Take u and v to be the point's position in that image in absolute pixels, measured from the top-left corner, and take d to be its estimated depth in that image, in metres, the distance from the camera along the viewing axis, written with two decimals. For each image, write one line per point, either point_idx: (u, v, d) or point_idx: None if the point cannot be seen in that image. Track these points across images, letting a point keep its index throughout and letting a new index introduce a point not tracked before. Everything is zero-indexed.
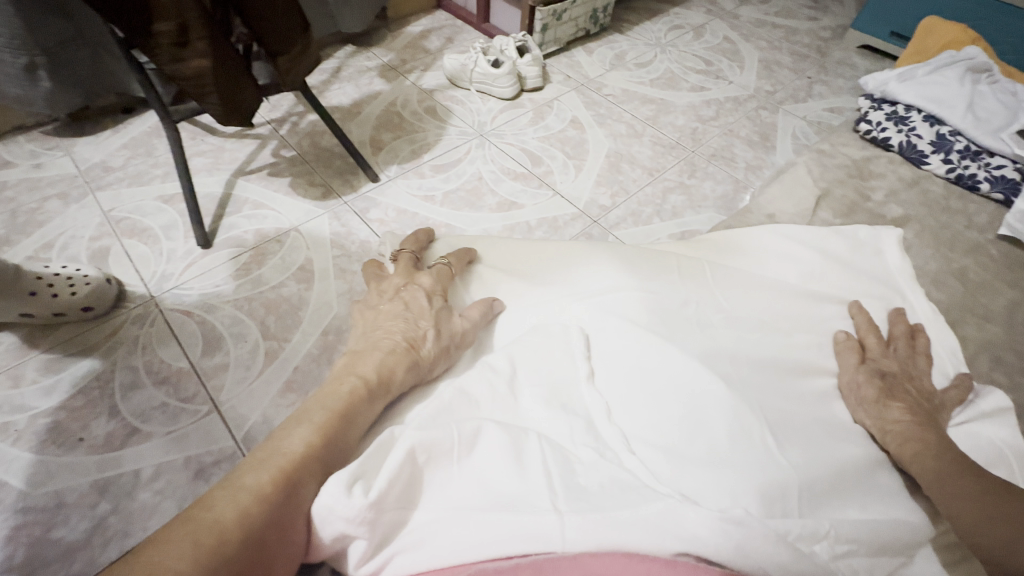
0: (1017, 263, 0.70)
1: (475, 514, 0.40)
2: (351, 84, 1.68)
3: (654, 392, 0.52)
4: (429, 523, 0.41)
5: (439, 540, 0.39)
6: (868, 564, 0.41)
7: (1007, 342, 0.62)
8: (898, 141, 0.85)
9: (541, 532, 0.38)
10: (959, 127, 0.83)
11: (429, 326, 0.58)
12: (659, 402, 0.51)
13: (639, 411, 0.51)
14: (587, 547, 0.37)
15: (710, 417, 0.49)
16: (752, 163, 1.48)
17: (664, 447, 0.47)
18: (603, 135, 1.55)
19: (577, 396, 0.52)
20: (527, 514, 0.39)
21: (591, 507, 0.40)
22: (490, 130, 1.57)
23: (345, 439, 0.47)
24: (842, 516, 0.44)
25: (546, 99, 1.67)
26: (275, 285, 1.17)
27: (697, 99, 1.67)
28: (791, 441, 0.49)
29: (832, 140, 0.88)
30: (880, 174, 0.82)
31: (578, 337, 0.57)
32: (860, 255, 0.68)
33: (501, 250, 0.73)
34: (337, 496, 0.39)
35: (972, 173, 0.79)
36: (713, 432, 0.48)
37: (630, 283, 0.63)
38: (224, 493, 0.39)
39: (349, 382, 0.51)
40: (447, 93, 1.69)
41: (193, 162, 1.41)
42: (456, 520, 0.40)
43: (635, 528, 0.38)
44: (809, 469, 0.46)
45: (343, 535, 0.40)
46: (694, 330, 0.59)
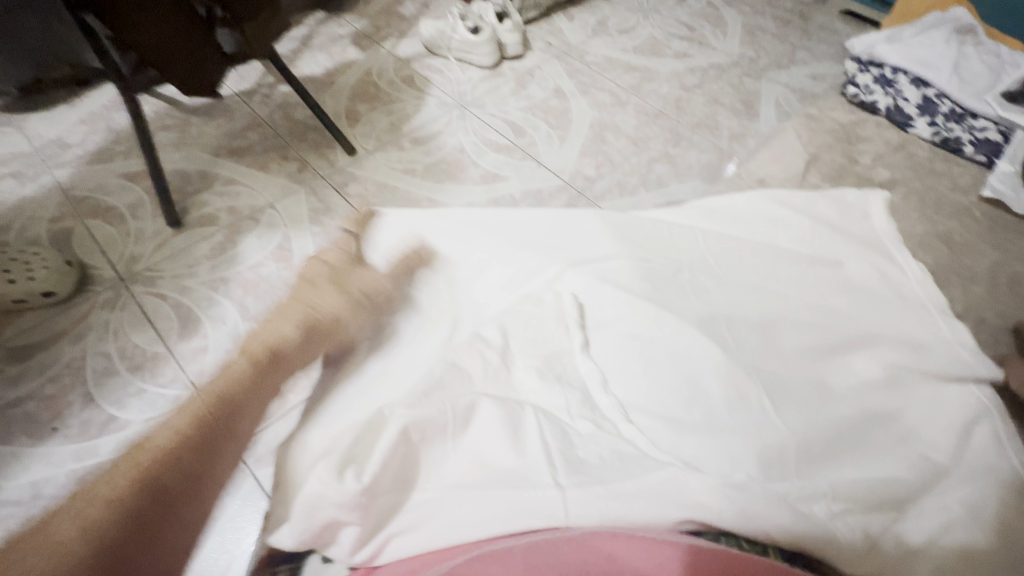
0: (999, 224, 0.71)
1: (473, 491, 0.40)
2: (323, 53, 1.60)
3: (652, 360, 0.51)
4: (428, 502, 0.40)
5: (439, 519, 0.39)
6: (863, 519, 0.42)
7: (989, 302, 0.64)
8: (885, 104, 0.84)
9: (544, 507, 0.38)
10: (945, 89, 0.83)
11: (326, 297, 0.57)
12: (656, 370, 0.50)
13: (638, 380, 0.50)
14: (591, 522, 0.37)
15: (708, 381, 0.49)
16: (736, 132, 1.47)
17: (664, 415, 0.47)
18: (587, 105, 1.52)
19: (573, 366, 0.52)
20: (528, 488, 0.39)
21: (594, 480, 0.39)
22: (471, 100, 1.52)
23: (220, 426, 0.46)
24: (841, 474, 0.44)
25: (528, 68, 1.61)
26: (252, 264, 1.13)
27: (681, 66, 1.63)
28: (788, 405, 0.49)
29: (819, 104, 0.87)
30: (867, 137, 0.81)
31: (572, 307, 0.56)
32: (848, 219, 0.68)
33: (483, 212, 0.69)
34: (328, 483, 0.37)
35: (956, 136, 0.79)
36: (711, 397, 0.48)
37: (624, 252, 0.62)
38: (67, 508, 0.40)
39: (226, 371, 0.50)
40: (425, 62, 1.62)
41: (157, 137, 1.34)
42: (455, 498, 0.39)
43: (640, 501, 0.38)
44: (807, 428, 0.47)
45: (333, 523, 0.38)
46: (690, 297, 0.58)
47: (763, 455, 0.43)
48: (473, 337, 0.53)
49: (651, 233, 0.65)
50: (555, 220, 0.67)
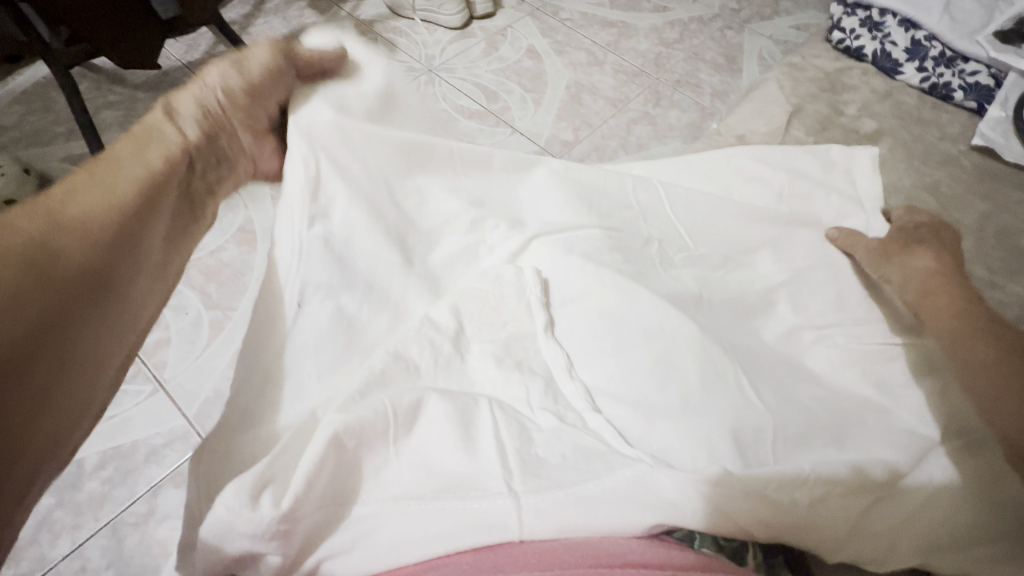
0: (989, 173, 0.67)
1: (418, 504, 0.37)
2: (278, 19, 1.49)
3: (619, 340, 0.48)
4: (373, 515, 0.37)
5: (385, 533, 0.36)
6: (846, 501, 0.39)
7: (979, 255, 0.61)
8: (872, 49, 0.79)
9: (494, 518, 0.35)
10: (935, 31, 0.78)
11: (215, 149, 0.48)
12: (625, 351, 0.47)
13: (606, 360, 0.47)
14: (549, 535, 0.35)
15: (681, 357, 0.46)
16: (718, 89, 1.40)
17: (633, 399, 0.45)
18: (563, 65, 1.43)
19: (536, 349, 0.49)
20: (477, 497, 0.36)
21: (551, 484, 0.37)
22: (439, 64, 1.43)
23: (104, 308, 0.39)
24: (824, 456, 0.42)
25: (499, 27, 1.51)
26: (211, 249, 1.07)
27: (660, 21, 1.54)
28: (763, 383, 0.47)
29: (803, 52, 0.82)
30: (853, 86, 0.76)
31: (534, 283, 0.52)
32: (831, 174, 0.64)
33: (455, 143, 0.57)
34: (239, 510, 0.34)
35: (946, 82, 0.74)
36: (684, 374, 0.45)
37: (593, 223, 0.57)
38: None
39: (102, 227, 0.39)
40: (388, 25, 1.51)
41: (102, 117, 1.24)
42: (399, 512, 0.37)
43: (601, 508, 0.35)
44: (782, 409, 0.45)
45: (252, 550, 0.35)
46: (660, 273, 0.54)
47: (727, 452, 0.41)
48: (422, 318, 0.48)
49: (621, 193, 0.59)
50: (528, 177, 0.60)
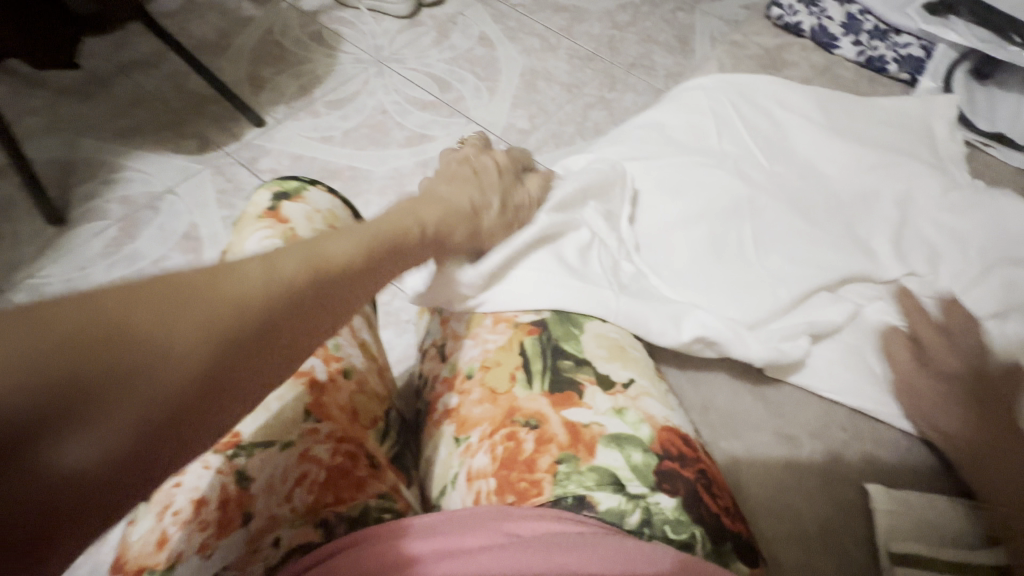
0: (938, 141, 0.66)
1: (562, 283, 0.47)
2: (214, 12, 1.41)
3: (709, 213, 0.56)
4: (522, 276, 0.48)
5: (527, 293, 0.47)
6: (837, 314, 0.52)
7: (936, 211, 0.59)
8: (810, 25, 0.80)
9: (597, 300, 0.47)
10: (868, 5, 0.79)
11: None
12: (720, 239, 0.55)
13: (685, 242, 0.55)
14: (638, 322, 0.48)
15: (779, 240, 0.55)
16: (673, 71, 1.37)
17: (704, 258, 0.54)
18: (516, 51, 1.39)
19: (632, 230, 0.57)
20: (593, 285, 0.48)
21: (632, 296, 0.49)
22: (389, 55, 1.37)
23: None
24: (821, 308, 0.52)
25: (449, 14, 1.46)
26: (156, 260, 1.01)
27: (612, 4, 1.49)
28: (814, 248, 0.55)
29: (744, 29, 0.82)
30: (794, 62, 0.77)
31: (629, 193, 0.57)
32: (773, 139, 0.63)
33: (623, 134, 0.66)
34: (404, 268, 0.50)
35: (880, 55, 0.76)
36: (779, 248, 0.55)
37: (670, 179, 0.59)
38: None
39: None
40: (333, 15, 1.43)
41: (24, 123, 1.15)
42: (538, 285, 0.47)
43: (649, 317, 0.49)
44: (835, 283, 0.54)
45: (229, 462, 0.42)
46: (709, 213, 0.56)
47: (782, 258, 0.54)
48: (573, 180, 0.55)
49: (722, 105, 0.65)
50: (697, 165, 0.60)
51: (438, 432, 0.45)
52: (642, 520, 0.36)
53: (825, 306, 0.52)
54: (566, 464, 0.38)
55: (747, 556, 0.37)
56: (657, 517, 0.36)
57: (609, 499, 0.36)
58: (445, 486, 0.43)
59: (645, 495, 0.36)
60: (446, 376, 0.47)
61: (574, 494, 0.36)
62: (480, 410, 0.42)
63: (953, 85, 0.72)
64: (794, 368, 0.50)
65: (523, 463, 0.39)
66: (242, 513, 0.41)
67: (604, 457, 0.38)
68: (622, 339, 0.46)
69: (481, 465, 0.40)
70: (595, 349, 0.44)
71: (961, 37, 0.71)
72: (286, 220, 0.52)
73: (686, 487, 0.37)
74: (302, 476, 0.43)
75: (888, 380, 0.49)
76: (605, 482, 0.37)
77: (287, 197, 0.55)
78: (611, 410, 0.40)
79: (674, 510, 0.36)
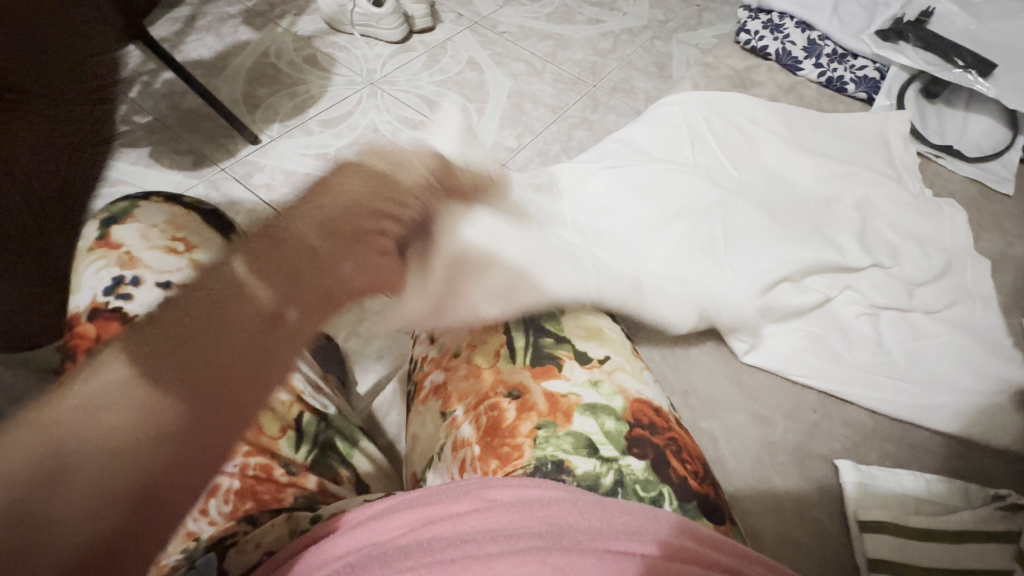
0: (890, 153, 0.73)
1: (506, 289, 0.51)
2: (211, 36, 1.45)
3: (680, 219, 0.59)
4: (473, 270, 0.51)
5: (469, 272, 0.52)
6: (803, 307, 0.56)
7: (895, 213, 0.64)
8: (775, 48, 0.86)
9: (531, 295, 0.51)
10: (828, 31, 0.86)
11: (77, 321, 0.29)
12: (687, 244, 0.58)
13: (661, 238, 0.58)
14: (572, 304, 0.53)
15: (744, 241, 0.59)
16: (653, 95, 1.43)
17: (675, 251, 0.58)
18: (503, 75, 1.40)
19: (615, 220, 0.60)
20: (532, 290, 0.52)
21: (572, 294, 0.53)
22: (381, 77, 1.38)
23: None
24: (786, 300, 0.56)
25: (439, 40, 1.47)
26: None
27: (594, 32, 1.55)
28: (787, 245, 0.59)
29: (716, 52, 0.89)
30: (761, 82, 0.83)
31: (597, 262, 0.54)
32: (743, 145, 0.69)
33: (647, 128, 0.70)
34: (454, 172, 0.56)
35: (840, 76, 0.82)
36: (744, 247, 0.59)
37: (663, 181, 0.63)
38: None
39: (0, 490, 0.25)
40: (328, 40, 1.46)
41: None
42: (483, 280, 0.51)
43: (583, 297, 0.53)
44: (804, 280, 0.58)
45: None
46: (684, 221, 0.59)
47: (751, 260, 0.58)
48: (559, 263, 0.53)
49: (697, 122, 0.70)
50: (688, 191, 0.62)
51: (424, 408, 0.47)
52: (616, 481, 0.40)
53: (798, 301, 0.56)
54: (546, 430, 0.41)
55: (713, 513, 0.41)
56: (629, 477, 0.40)
57: (585, 463, 0.40)
58: (431, 457, 0.44)
59: (617, 459, 0.40)
60: (434, 355, 0.48)
61: (553, 460, 0.39)
62: (465, 384, 0.44)
63: (905, 102, 0.78)
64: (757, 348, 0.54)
65: (506, 430, 0.41)
66: None
67: (580, 424, 0.41)
68: (601, 323, 0.49)
69: (466, 434, 0.42)
70: (574, 330, 0.47)
71: (911, 61, 0.78)
72: (119, 244, 0.49)
73: (654, 450, 0.42)
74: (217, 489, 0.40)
75: (853, 363, 0.53)
76: (580, 446, 0.40)
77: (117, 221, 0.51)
78: (587, 383, 0.43)
79: (644, 471, 0.40)
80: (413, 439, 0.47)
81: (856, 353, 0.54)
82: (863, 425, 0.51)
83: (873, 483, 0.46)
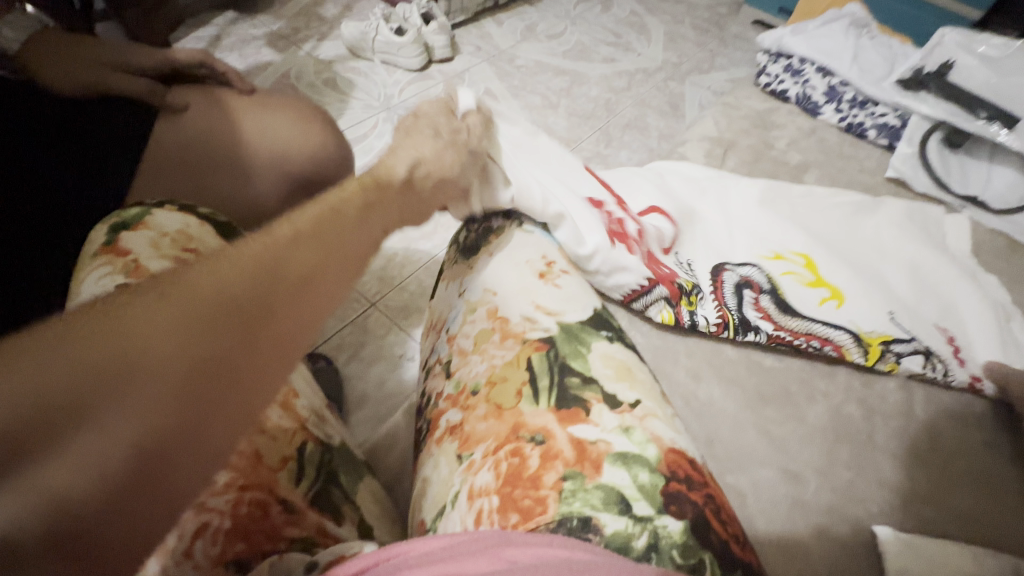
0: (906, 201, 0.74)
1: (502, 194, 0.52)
2: (234, 54, 1.40)
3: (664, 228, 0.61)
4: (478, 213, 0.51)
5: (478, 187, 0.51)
6: (815, 445, 0.51)
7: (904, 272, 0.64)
8: (795, 92, 0.88)
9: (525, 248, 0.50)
10: (848, 77, 0.86)
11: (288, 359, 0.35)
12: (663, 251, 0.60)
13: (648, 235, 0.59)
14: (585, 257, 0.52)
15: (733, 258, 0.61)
16: (665, 132, 1.44)
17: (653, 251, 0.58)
18: (518, 107, 1.41)
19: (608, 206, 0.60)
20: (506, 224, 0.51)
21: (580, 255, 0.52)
22: (399, 103, 1.36)
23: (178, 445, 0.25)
24: (791, 437, 0.51)
25: (456, 70, 1.48)
26: None
27: (609, 70, 1.57)
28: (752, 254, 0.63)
29: (736, 93, 0.89)
30: (782, 124, 0.83)
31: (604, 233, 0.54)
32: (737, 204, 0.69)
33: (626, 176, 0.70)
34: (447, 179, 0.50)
35: (860, 122, 0.83)
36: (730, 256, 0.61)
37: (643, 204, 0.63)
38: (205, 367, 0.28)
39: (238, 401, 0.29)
40: (348, 66, 1.43)
41: None
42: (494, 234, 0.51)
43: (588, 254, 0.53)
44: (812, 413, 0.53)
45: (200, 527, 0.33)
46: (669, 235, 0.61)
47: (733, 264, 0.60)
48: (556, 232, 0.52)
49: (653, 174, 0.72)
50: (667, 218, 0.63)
51: (437, 449, 0.38)
52: (649, 545, 0.30)
53: (815, 436, 0.51)
54: (572, 482, 0.33)
55: None
56: (666, 541, 0.31)
57: (615, 522, 0.31)
58: (442, 507, 0.35)
59: (652, 518, 0.31)
60: (450, 393, 0.40)
61: (581, 514, 0.31)
62: (484, 426, 0.36)
63: (927, 151, 0.77)
64: (791, 427, 0.52)
65: (528, 480, 0.33)
66: None
67: (611, 476, 0.33)
68: (627, 360, 0.40)
69: (483, 482, 0.34)
70: (601, 368, 0.38)
71: (933, 109, 0.78)
72: (126, 252, 0.39)
73: (693, 510, 0.33)
74: (201, 529, 0.33)
75: (874, 408, 0.54)
76: (611, 502, 0.32)
77: (126, 227, 0.41)
78: (617, 429, 0.35)
79: (682, 534, 0.31)
80: (423, 485, 0.38)
81: (879, 426, 0.53)
82: (892, 483, 0.49)
83: (913, 552, 0.43)
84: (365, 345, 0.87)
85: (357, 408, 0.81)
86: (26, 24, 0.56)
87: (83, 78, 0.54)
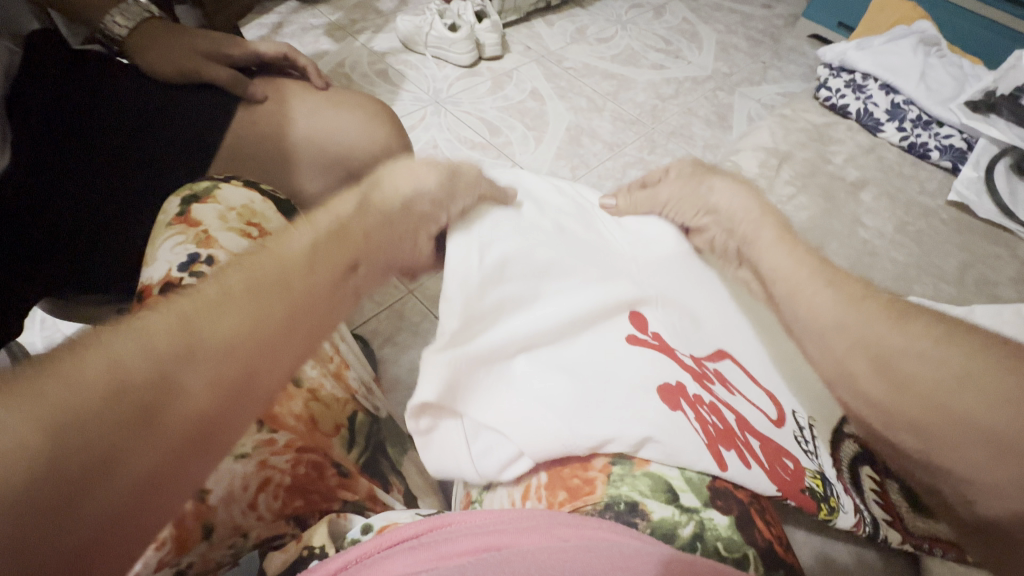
0: (966, 226, 0.71)
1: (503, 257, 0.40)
2: (294, 42, 1.45)
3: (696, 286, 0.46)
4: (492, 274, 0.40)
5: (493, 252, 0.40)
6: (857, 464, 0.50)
7: (960, 297, 0.62)
8: (856, 108, 0.85)
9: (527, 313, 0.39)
10: (913, 96, 0.84)
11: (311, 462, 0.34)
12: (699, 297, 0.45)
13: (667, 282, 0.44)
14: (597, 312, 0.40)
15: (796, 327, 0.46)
16: (711, 142, 1.42)
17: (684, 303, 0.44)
18: (564, 108, 1.42)
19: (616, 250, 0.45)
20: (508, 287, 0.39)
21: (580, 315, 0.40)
22: (447, 97, 1.39)
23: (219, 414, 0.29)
24: None
25: (506, 69, 1.50)
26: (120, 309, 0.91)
27: (657, 77, 1.56)
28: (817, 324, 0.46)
29: (794, 105, 0.88)
30: (840, 139, 0.81)
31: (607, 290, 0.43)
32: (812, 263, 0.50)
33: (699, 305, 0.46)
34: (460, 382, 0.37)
35: (923, 142, 0.80)
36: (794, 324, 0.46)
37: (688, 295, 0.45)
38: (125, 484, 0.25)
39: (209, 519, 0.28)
40: (401, 58, 1.47)
41: None
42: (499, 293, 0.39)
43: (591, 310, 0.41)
44: None
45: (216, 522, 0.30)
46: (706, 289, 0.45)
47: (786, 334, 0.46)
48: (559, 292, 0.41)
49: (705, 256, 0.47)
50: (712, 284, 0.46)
51: None
52: (694, 533, 0.32)
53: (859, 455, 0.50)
54: (620, 467, 0.34)
55: None
56: (710, 533, 0.32)
57: (662, 509, 0.32)
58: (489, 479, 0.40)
59: (698, 510, 0.33)
60: None
61: (629, 499, 0.32)
62: None
63: (994, 175, 0.74)
64: None
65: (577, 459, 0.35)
66: (203, 526, 0.31)
67: (659, 466, 0.34)
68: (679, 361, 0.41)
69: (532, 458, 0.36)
70: None
71: (1004, 134, 0.76)
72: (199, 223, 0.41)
73: (738, 507, 0.34)
74: (264, 484, 0.33)
75: None
76: (659, 490, 0.33)
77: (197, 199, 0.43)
78: None
79: (728, 528, 0.32)
80: None
81: None
82: None
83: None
84: (401, 329, 0.90)
85: (390, 389, 0.83)
86: (137, 13, 0.63)
87: (181, 65, 0.59)
